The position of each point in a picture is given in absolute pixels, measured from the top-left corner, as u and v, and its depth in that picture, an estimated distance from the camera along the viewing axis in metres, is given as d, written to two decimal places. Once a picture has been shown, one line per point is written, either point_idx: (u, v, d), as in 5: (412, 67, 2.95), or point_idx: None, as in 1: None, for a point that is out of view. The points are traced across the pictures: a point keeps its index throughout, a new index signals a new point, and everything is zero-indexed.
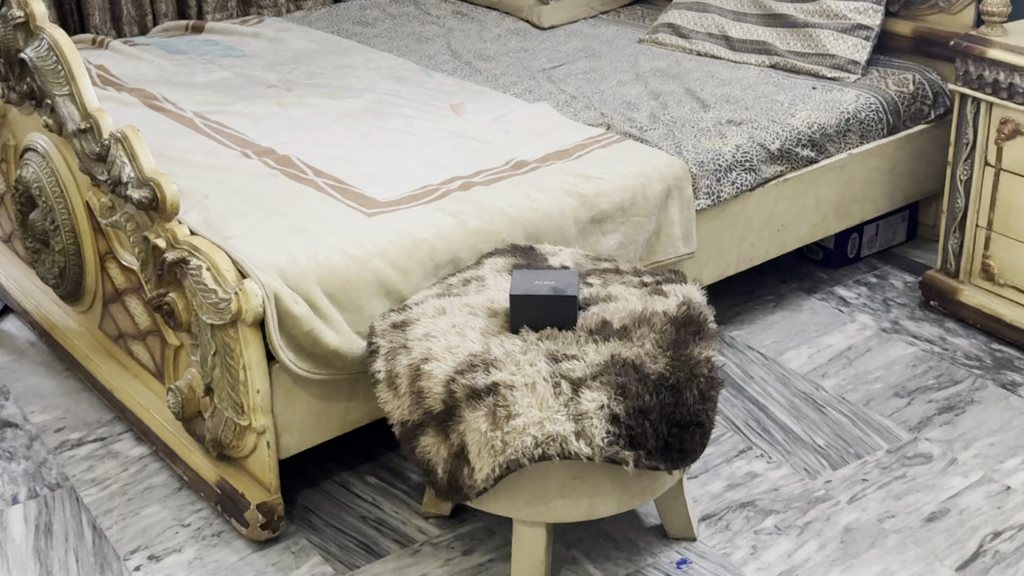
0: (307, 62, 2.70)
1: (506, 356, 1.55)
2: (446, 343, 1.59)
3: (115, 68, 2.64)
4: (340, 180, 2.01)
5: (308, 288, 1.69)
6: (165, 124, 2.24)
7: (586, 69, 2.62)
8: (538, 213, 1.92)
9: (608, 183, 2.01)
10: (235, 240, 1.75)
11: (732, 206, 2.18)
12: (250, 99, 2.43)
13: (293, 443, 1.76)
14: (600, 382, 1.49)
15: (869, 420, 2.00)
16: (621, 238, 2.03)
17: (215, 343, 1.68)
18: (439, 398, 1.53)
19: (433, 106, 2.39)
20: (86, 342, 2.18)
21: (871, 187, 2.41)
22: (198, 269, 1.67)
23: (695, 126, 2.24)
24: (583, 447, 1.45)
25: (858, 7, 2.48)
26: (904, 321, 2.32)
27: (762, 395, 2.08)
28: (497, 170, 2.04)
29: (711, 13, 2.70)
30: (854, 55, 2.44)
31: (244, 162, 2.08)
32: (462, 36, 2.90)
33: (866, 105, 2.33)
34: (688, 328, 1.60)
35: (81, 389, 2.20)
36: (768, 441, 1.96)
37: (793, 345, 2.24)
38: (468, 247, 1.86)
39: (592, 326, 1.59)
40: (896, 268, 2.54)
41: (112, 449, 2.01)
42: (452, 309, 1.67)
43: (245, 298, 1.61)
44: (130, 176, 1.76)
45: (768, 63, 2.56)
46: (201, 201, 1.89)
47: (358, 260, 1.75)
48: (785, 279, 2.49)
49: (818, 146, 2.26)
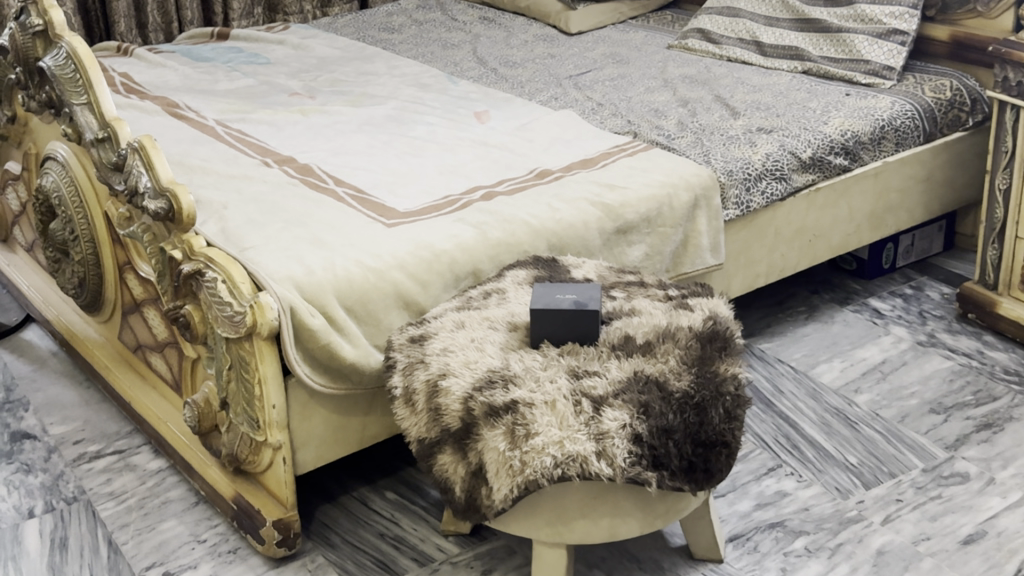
0: (331, 69, 2.67)
1: (526, 372, 1.50)
2: (464, 358, 1.55)
3: (139, 75, 2.62)
4: (361, 189, 1.98)
5: (325, 300, 1.65)
6: (186, 133, 2.22)
7: (614, 75, 2.57)
8: (561, 224, 1.88)
9: (633, 193, 1.96)
10: (252, 251, 1.72)
11: (762, 216, 2.12)
12: (272, 107, 2.41)
13: (309, 459, 1.73)
14: (622, 401, 1.44)
15: (903, 437, 1.94)
16: (647, 249, 1.98)
17: (230, 356, 1.65)
18: (457, 415, 1.49)
19: (456, 114, 2.35)
20: (106, 352, 2.16)
21: (907, 196, 2.34)
22: (214, 281, 1.64)
23: (724, 134, 2.19)
24: (604, 468, 1.40)
25: (894, 11, 2.41)
26: (940, 334, 2.25)
27: (791, 410, 2.02)
28: (520, 180, 2.00)
29: (742, 18, 2.66)
30: (889, 61, 2.37)
31: (264, 171, 2.05)
32: (489, 42, 2.86)
33: (901, 112, 2.27)
34: (715, 344, 1.55)
35: (101, 400, 2.17)
36: (799, 458, 1.90)
37: (824, 359, 2.18)
38: (489, 258, 1.82)
39: (615, 342, 1.55)
40: (932, 279, 2.47)
41: (130, 463, 1.98)
42: (472, 323, 1.63)
43: (260, 311, 1.57)
44: (146, 187, 1.73)
45: (800, 69, 2.50)
46: (220, 211, 1.86)
47: (376, 272, 1.71)
48: (817, 290, 2.43)
49: (851, 154, 2.20)
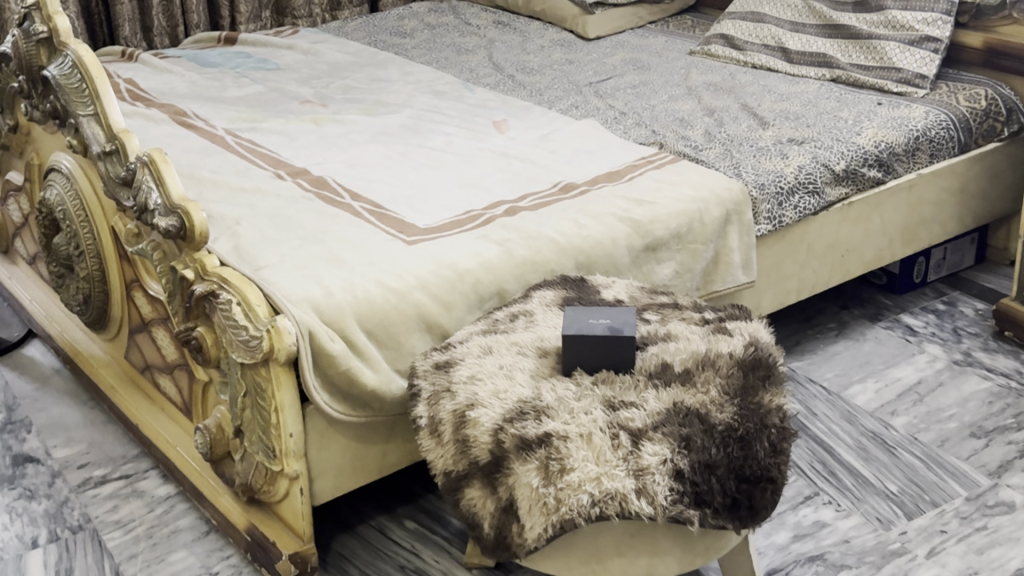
0: (342, 75, 2.59)
1: (559, 403, 1.43)
2: (492, 387, 1.47)
3: (144, 82, 2.54)
4: (378, 204, 1.90)
5: (344, 324, 1.58)
6: (195, 143, 2.16)
7: (635, 82, 2.49)
8: (589, 241, 1.80)
9: (663, 208, 1.88)
10: (267, 272, 1.65)
11: (795, 231, 2.04)
12: (283, 116, 2.33)
13: (327, 489, 1.65)
14: (662, 434, 1.37)
15: (943, 463, 1.86)
16: (676, 267, 1.90)
17: (244, 383, 1.57)
18: (486, 448, 1.41)
19: (475, 123, 2.27)
20: (112, 372, 2.07)
21: (940, 209, 2.26)
22: (228, 303, 1.56)
23: (754, 145, 2.11)
24: (644, 506, 1.31)
25: (927, 18, 2.34)
26: (976, 353, 2.18)
27: (826, 434, 1.94)
28: (544, 194, 1.92)
29: (767, 24, 2.59)
30: (921, 69, 2.29)
31: (277, 183, 1.99)
32: (504, 47, 2.78)
33: (936, 122, 2.19)
34: (758, 373, 1.47)
35: (106, 421, 2.09)
36: (836, 486, 1.82)
37: (857, 379, 2.10)
38: (514, 278, 1.74)
39: (652, 370, 1.47)
40: (965, 294, 2.39)
41: (137, 488, 1.90)
42: (500, 349, 1.55)
43: (277, 336, 1.49)
44: (157, 204, 1.67)
45: (829, 77, 2.42)
46: (232, 227, 1.80)
47: (398, 293, 1.64)
48: (846, 305, 2.35)
49: (885, 166, 2.12)
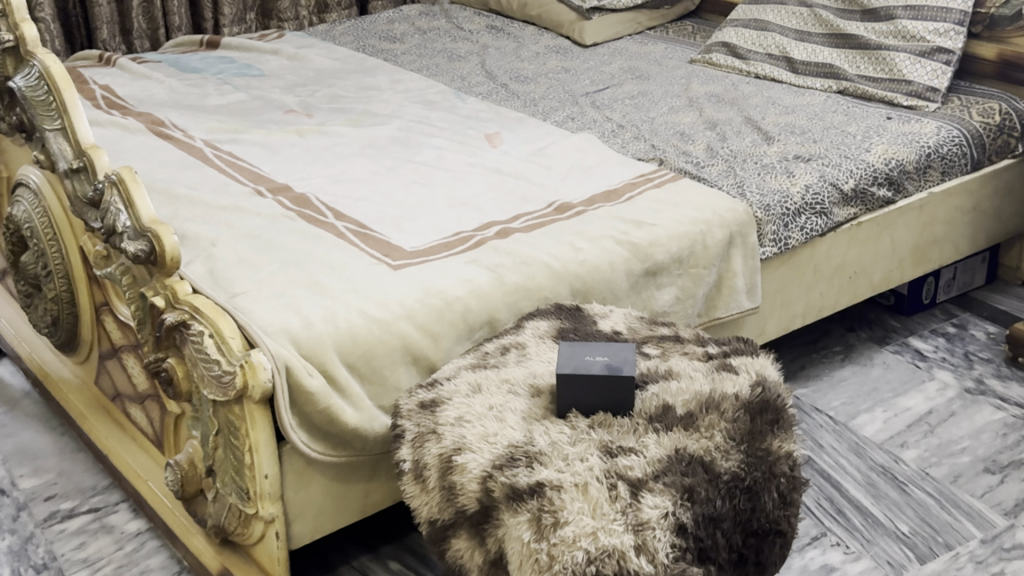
0: (330, 82, 2.49)
1: (553, 448, 1.33)
2: (481, 430, 1.37)
3: (122, 89, 2.44)
4: (363, 224, 1.81)
5: (324, 357, 1.48)
6: (172, 155, 2.07)
7: (634, 92, 2.39)
8: (585, 266, 1.70)
9: (663, 230, 1.77)
10: (243, 299, 1.55)
11: (801, 253, 1.94)
12: (266, 126, 2.23)
13: (306, 531, 1.55)
14: (663, 485, 1.26)
15: (957, 501, 1.77)
16: (678, 292, 1.80)
17: (217, 420, 1.48)
18: (474, 496, 1.32)
19: (466, 135, 2.16)
20: (82, 398, 1.97)
21: (952, 228, 2.17)
22: (200, 335, 1.46)
23: (758, 162, 2.01)
24: (644, 564, 1.20)
25: (938, 28, 2.23)
26: (989, 380, 2.08)
27: (834, 468, 1.85)
28: (538, 215, 1.82)
29: (771, 31, 2.49)
30: (933, 81, 2.20)
31: (256, 202, 1.89)
32: (497, 54, 2.68)
33: (948, 138, 2.09)
34: (766, 416, 1.37)
35: (77, 448, 1.99)
36: (845, 525, 1.72)
37: (865, 408, 2.00)
38: (506, 306, 1.64)
39: (652, 413, 1.37)
40: (976, 316, 2.30)
41: (107, 523, 1.80)
42: (490, 386, 1.45)
43: (251, 372, 1.39)
44: (125, 226, 1.57)
45: (835, 88, 2.32)
46: (208, 250, 1.71)
47: (382, 323, 1.54)
48: (853, 328, 2.26)
49: (895, 184, 2.03)
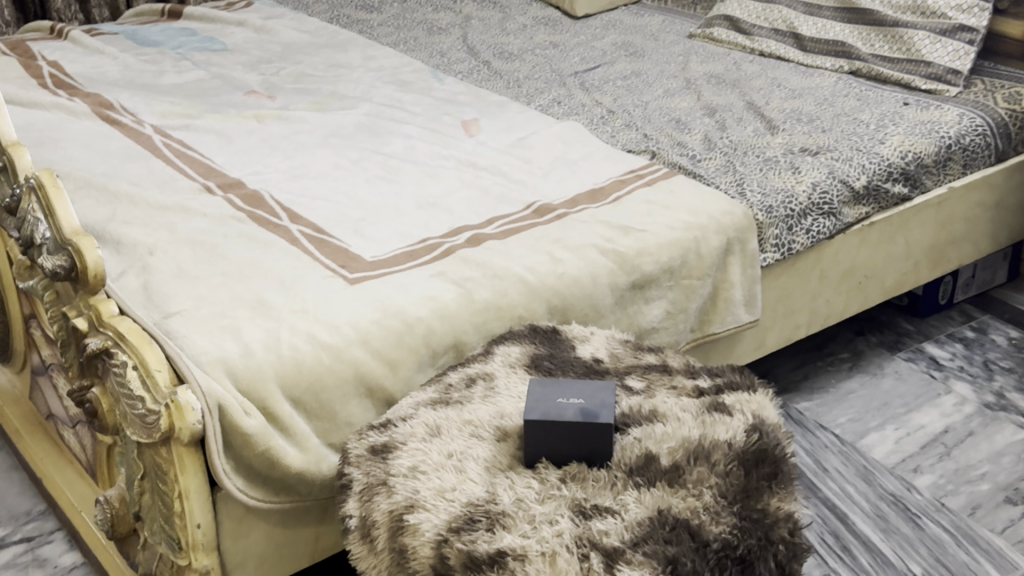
0: (296, 59, 2.30)
1: (518, 507, 1.15)
2: (438, 484, 1.20)
3: (71, 65, 2.25)
4: (320, 228, 1.63)
5: (265, 392, 1.30)
6: (117, 144, 1.88)
7: (626, 72, 2.20)
8: (564, 280, 1.52)
9: (652, 238, 1.59)
10: (176, 320, 1.37)
11: (806, 258, 1.76)
12: (222, 110, 2.04)
13: None
14: (643, 555, 1.07)
15: (976, 539, 1.59)
16: (668, 305, 1.62)
17: (144, 462, 1.31)
18: (426, 563, 1.14)
19: (440, 122, 1.98)
20: (17, 413, 1.80)
21: (972, 226, 1.98)
22: (123, 367, 1.28)
23: (761, 156, 1.82)
24: None
25: (960, 4, 2.05)
26: (1010, 394, 1.91)
27: (840, 497, 1.68)
28: (515, 218, 1.64)
29: (778, 4, 2.28)
30: (954, 63, 2.00)
31: (204, 200, 1.70)
32: (481, 26, 2.48)
33: (971, 127, 1.89)
34: (763, 470, 1.19)
35: (13, 467, 1.83)
36: (851, 566, 1.55)
37: (875, 426, 1.83)
38: (473, 328, 1.46)
39: (633, 464, 1.19)
40: (996, 319, 2.13)
41: (39, 556, 1.64)
42: (450, 430, 1.28)
43: (178, 414, 1.21)
44: (44, 238, 1.38)
45: (846, 69, 2.13)
46: (144, 258, 1.52)
47: (332, 350, 1.36)
48: (861, 332, 2.09)
49: (912, 180, 1.84)
